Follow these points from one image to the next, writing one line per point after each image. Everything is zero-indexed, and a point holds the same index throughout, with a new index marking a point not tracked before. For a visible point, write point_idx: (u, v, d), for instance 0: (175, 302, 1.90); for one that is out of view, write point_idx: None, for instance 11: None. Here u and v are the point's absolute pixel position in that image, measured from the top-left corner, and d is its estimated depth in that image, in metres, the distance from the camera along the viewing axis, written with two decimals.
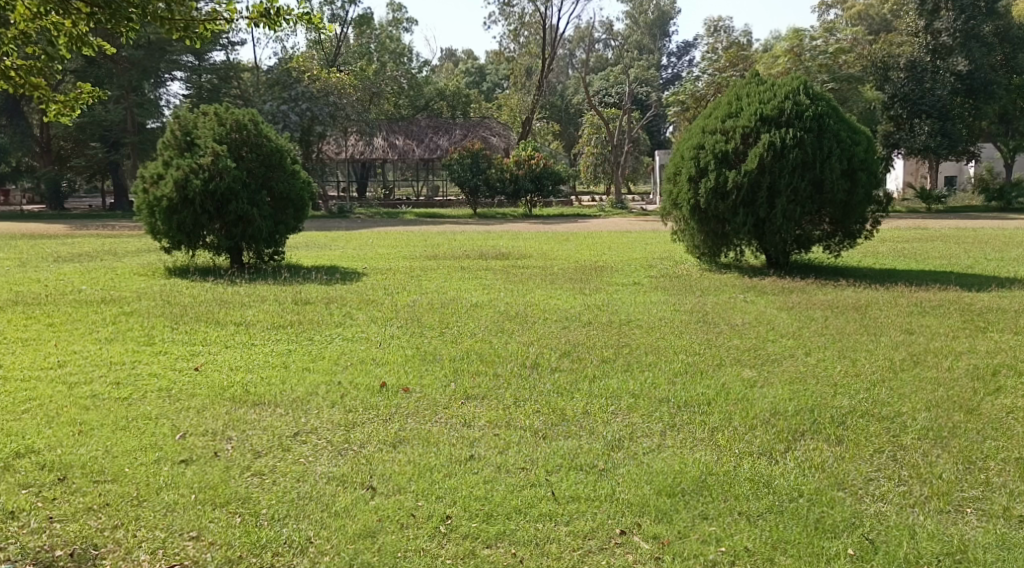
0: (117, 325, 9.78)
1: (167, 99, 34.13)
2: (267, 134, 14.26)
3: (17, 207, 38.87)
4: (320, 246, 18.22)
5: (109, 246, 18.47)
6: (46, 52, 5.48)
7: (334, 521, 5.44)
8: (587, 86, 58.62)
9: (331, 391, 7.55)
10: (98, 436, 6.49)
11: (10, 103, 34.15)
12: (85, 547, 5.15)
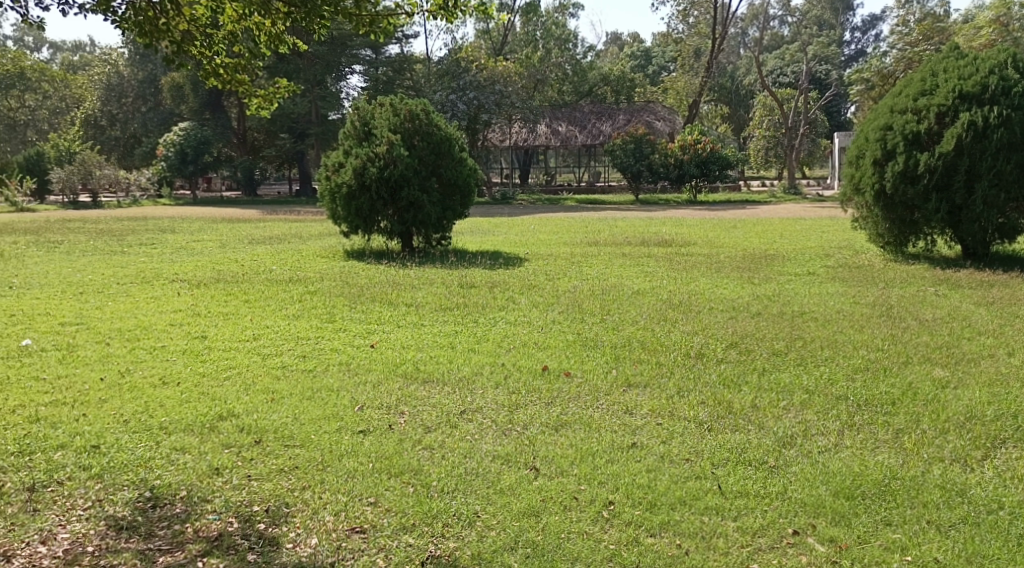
0: (302, 303, 10.39)
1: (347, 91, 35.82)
2: (438, 122, 14.64)
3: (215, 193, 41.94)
4: (484, 231, 18.64)
5: (294, 230, 19.61)
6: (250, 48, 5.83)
7: (500, 498, 5.59)
8: (761, 65, 56.92)
9: (495, 372, 7.75)
10: (288, 404, 6.94)
11: (214, 98, 37.83)
12: (278, 505, 5.51)
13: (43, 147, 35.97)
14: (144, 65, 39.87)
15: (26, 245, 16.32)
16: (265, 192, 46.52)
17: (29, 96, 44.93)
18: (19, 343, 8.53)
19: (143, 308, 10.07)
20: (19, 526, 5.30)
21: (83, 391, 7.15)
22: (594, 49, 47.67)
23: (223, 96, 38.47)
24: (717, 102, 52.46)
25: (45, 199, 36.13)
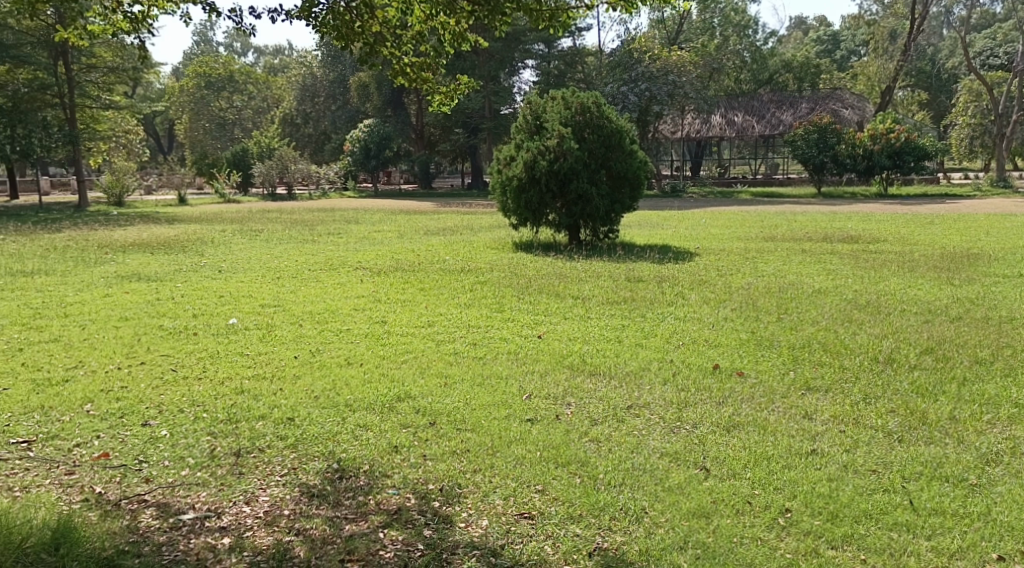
0: (473, 292, 10.57)
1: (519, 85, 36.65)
2: (609, 115, 14.51)
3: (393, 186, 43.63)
4: (653, 225, 18.41)
5: (467, 221, 20.08)
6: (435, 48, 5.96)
7: (667, 496, 5.47)
8: (967, 47, 53.21)
9: (663, 368, 7.61)
10: (461, 389, 7.07)
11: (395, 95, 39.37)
12: (451, 485, 5.61)
13: (247, 147, 38.85)
14: (336, 66, 42.30)
15: (231, 233, 17.52)
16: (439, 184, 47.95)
17: (235, 99, 48.23)
18: (226, 322, 9.11)
19: (331, 293, 10.53)
20: (228, 487, 5.56)
21: (280, 367, 7.57)
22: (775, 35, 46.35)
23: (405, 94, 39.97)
24: (914, 87, 49.54)
25: (247, 191, 38.89)
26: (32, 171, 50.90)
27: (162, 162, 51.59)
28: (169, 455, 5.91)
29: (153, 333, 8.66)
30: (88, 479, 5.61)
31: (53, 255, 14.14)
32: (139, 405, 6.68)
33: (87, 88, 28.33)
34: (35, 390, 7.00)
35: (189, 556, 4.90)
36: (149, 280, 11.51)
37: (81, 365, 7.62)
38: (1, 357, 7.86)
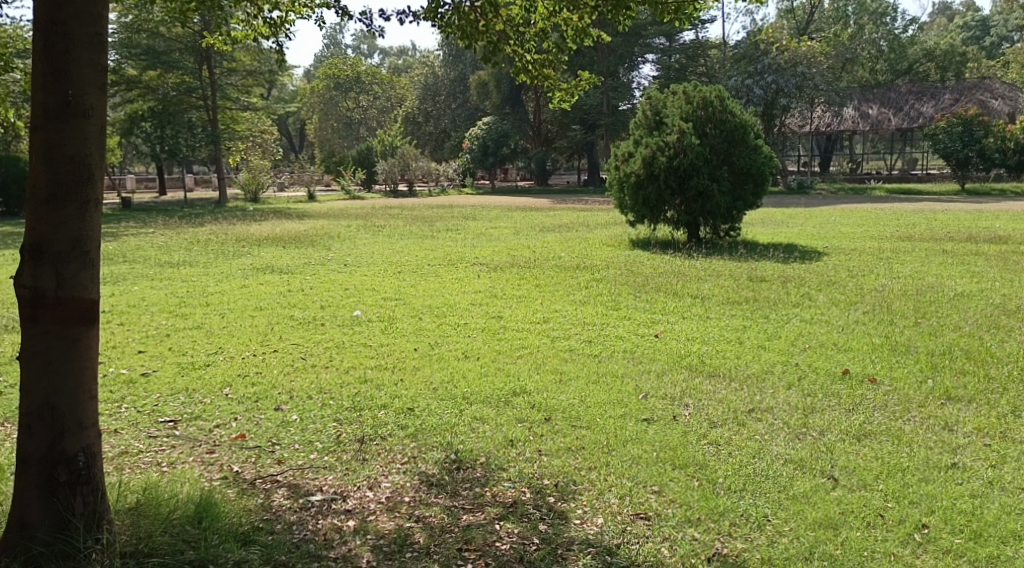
0: (588, 289, 10.46)
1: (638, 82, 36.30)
2: (732, 109, 14.10)
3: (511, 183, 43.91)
4: (779, 223, 17.86)
5: (584, 218, 19.99)
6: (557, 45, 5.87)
7: (792, 504, 5.18)
8: None
9: (788, 371, 7.31)
10: (576, 386, 6.97)
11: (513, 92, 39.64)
12: (566, 482, 5.43)
13: (370, 144, 39.85)
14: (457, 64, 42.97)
15: (357, 228, 17.93)
16: (557, 181, 48.02)
17: (362, 99, 49.53)
18: (351, 313, 9.29)
19: (450, 288, 10.61)
20: (353, 472, 5.51)
21: (400, 358, 7.65)
22: (916, 22, 44.48)
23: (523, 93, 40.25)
24: None
25: (370, 187, 39.89)
26: (176, 170, 53.75)
27: (293, 162, 53.53)
28: (299, 439, 5.97)
29: (285, 323, 8.91)
30: (226, 458, 5.69)
31: (195, 248, 14.81)
32: (272, 390, 6.86)
33: (227, 90, 29.64)
34: (179, 372, 7.29)
35: (316, 536, 4.77)
36: (282, 273, 11.88)
37: (220, 351, 7.90)
38: (149, 341, 8.24)
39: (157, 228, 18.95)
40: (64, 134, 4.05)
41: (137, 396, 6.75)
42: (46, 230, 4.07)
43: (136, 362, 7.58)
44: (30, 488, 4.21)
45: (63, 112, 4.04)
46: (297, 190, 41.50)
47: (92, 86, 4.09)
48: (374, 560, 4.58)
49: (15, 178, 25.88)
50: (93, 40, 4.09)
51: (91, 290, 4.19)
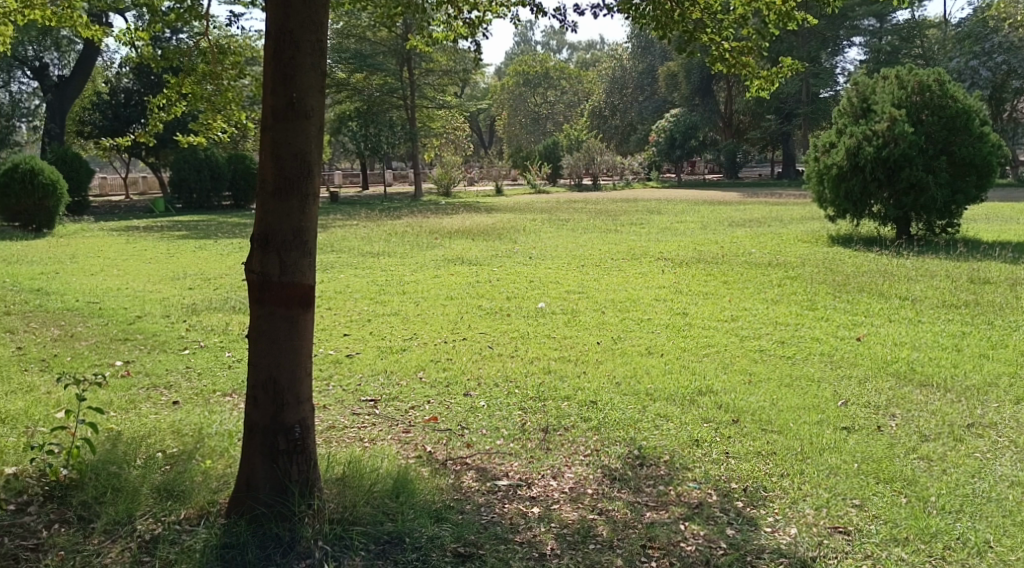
0: (783, 288, 10.18)
1: (842, 66, 35.70)
2: (954, 94, 13.29)
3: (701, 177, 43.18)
4: (1002, 219, 16.64)
5: (777, 213, 19.44)
6: (760, 30, 5.75)
7: (1020, 531, 4.79)
8: None
9: (1015, 385, 6.80)
10: (766, 388, 6.82)
11: (705, 83, 39.09)
12: (755, 487, 5.30)
13: (558, 138, 40.35)
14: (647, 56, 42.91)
15: (543, 222, 18.24)
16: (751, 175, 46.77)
17: (551, 94, 50.14)
18: (535, 305, 9.51)
19: (634, 282, 10.63)
20: (537, 460, 5.67)
21: (583, 351, 7.77)
22: None
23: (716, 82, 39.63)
24: None
25: (556, 182, 40.43)
26: (375, 165, 56.61)
27: (481, 157, 55.03)
28: (487, 424, 6.21)
29: (474, 312, 9.24)
30: (420, 438, 6.00)
31: (393, 239, 15.57)
32: (462, 376, 7.15)
33: (425, 90, 30.77)
34: (379, 355, 7.75)
35: (503, 520, 4.94)
36: (471, 264, 12.30)
37: (415, 337, 8.31)
38: (353, 325, 8.78)
39: (359, 221, 20.07)
40: (291, 134, 4.42)
41: (344, 375, 7.24)
42: (273, 221, 4.46)
43: (342, 344, 8.11)
44: (256, 454, 4.63)
45: (289, 114, 4.41)
46: (486, 185, 42.65)
47: (313, 89, 4.44)
48: (558, 548, 4.69)
49: (243, 174, 28.17)
50: (316, 47, 4.44)
51: (310, 276, 4.56)
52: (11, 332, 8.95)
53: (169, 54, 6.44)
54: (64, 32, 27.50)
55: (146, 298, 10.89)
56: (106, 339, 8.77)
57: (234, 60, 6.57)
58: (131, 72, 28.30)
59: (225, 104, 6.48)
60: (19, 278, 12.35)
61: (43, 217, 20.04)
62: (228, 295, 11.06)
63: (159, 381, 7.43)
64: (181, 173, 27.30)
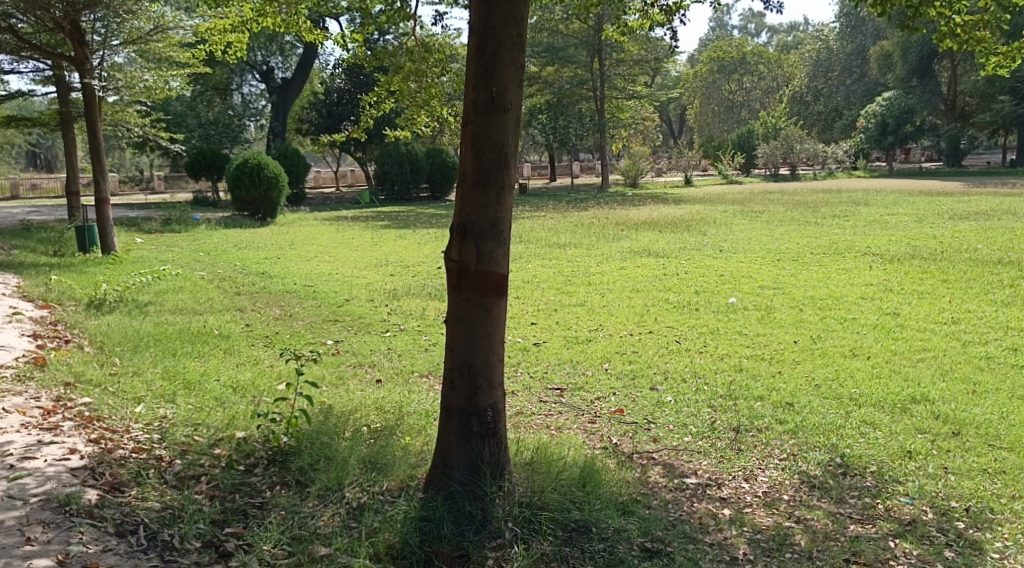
0: (1015, 289, 9.37)
1: None
2: None
3: (916, 166, 40.64)
4: None
5: (1007, 204, 17.98)
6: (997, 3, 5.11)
7: None
8: None
9: None
10: (993, 400, 6.32)
11: (926, 63, 36.73)
12: (980, 508, 4.93)
13: (756, 126, 39.16)
14: (859, 37, 40.87)
15: (735, 214, 17.79)
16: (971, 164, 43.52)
17: (746, 81, 48.64)
18: (726, 300, 9.29)
19: (836, 279, 10.15)
20: (728, 460, 5.54)
21: (779, 350, 7.52)
22: None
23: (936, 60, 37.23)
24: None
25: (752, 172, 39.34)
26: (565, 157, 57.06)
27: (672, 147, 54.30)
28: (674, 420, 6.13)
29: (661, 306, 9.14)
30: (607, 430, 6.01)
31: (580, 230, 15.66)
32: (649, 369, 7.10)
33: (614, 81, 30.67)
34: (565, 345, 7.82)
35: (691, 519, 4.88)
36: (659, 256, 12.17)
37: (601, 328, 8.32)
38: (540, 314, 8.91)
39: (548, 212, 20.33)
40: (490, 127, 4.54)
41: (531, 362, 7.38)
42: (471, 212, 4.60)
43: (530, 333, 8.25)
44: (451, 434, 4.81)
45: (488, 108, 4.52)
46: (676, 176, 42.10)
47: (512, 83, 4.53)
48: (752, 554, 4.59)
49: (440, 168, 29.17)
50: (516, 42, 4.52)
51: (504, 265, 4.67)
52: (237, 310, 9.73)
53: (380, 54, 6.81)
54: (287, 37, 29.58)
55: (353, 283, 11.52)
56: (319, 319, 9.36)
57: (437, 57, 6.82)
58: (344, 73, 29.78)
59: (428, 101, 6.79)
60: (245, 262, 13.38)
61: (267, 208, 21.67)
62: (425, 282, 11.50)
63: (364, 360, 7.85)
64: (385, 166, 28.70)
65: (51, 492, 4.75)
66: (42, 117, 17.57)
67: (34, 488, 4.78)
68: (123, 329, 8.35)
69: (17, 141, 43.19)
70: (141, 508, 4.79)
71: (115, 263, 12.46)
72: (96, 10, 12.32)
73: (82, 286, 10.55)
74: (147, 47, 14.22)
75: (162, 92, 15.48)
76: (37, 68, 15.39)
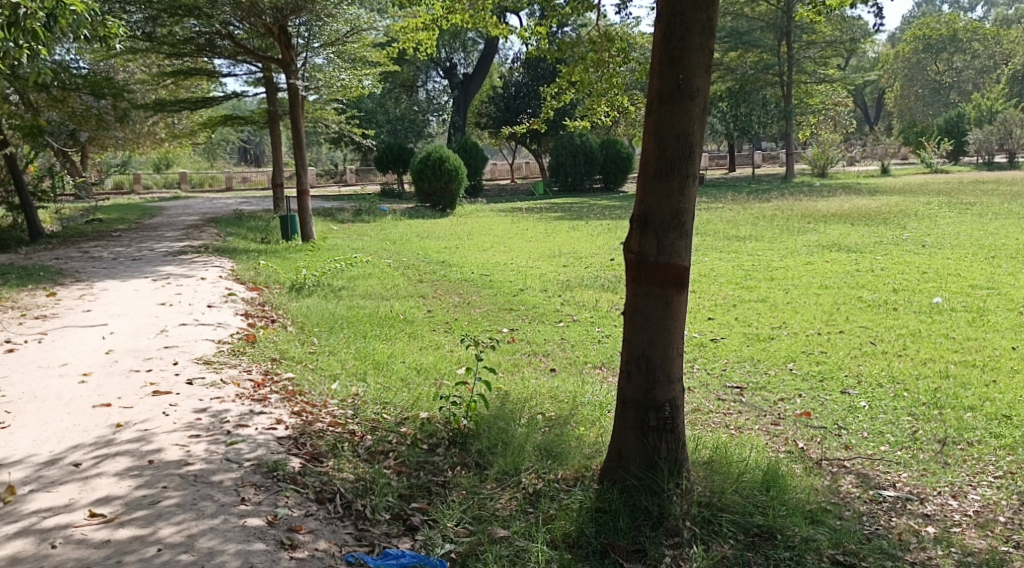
0: None
1: None
2: None
3: None
4: None
5: None
6: None
7: None
8: None
9: None
10: None
11: None
12: None
13: (965, 111, 36.49)
14: None
15: (940, 206, 16.63)
16: None
17: (955, 61, 45.26)
18: (930, 300, 8.73)
19: None
20: (931, 474, 5.21)
21: (994, 357, 6.98)
22: None
23: None
24: None
25: (959, 160, 36.72)
26: (747, 146, 55.46)
27: (869, 133, 51.46)
28: (869, 427, 5.83)
29: (853, 304, 8.71)
30: (791, 433, 5.80)
31: (762, 222, 15.16)
32: (839, 371, 6.79)
33: (805, 65, 29.37)
34: (745, 342, 7.60)
35: (889, 533, 4.65)
36: (851, 251, 11.60)
37: (785, 326, 8.03)
38: (719, 309, 8.72)
39: (728, 204, 19.79)
40: (676, 115, 4.47)
41: (708, 359, 7.22)
42: (653, 202, 4.54)
43: (707, 328, 8.09)
44: (628, 427, 4.78)
45: (675, 96, 4.45)
46: (871, 166, 39.92)
47: (701, 70, 4.43)
48: None
49: (614, 158, 28.95)
50: (706, 26, 4.41)
51: (686, 258, 4.58)
52: (420, 297, 10.06)
53: (563, 44, 6.87)
54: (470, 33, 30.29)
55: (529, 273, 11.67)
56: (496, 307, 9.55)
57: (620, 46, 6.78)
58: (523, 66, 30.25)
59: (609, 90, 6.81)
60: (427, 251, 13.82)
61: (447, 200, 22.27)
62: (599, 273, 11.47)
63: (538, 349, 7.93)
64: (559, 158, 28.80)
65: (261, 458, 5.12)
66: (251, 115, 18.82)
67: (247, 453, 5.17)
68: (319, 311, 8.83)
69: (228, 136, 46.55)
70: (338, 478, 5.06)
71: (313, 251, 13.20)
72: (302, 16, 12.93)
73: (284, 270, 11.27)
74: (344, 48, 14.89)
75: (356, 90, 16.20)
76: (249, 71, 16.50)
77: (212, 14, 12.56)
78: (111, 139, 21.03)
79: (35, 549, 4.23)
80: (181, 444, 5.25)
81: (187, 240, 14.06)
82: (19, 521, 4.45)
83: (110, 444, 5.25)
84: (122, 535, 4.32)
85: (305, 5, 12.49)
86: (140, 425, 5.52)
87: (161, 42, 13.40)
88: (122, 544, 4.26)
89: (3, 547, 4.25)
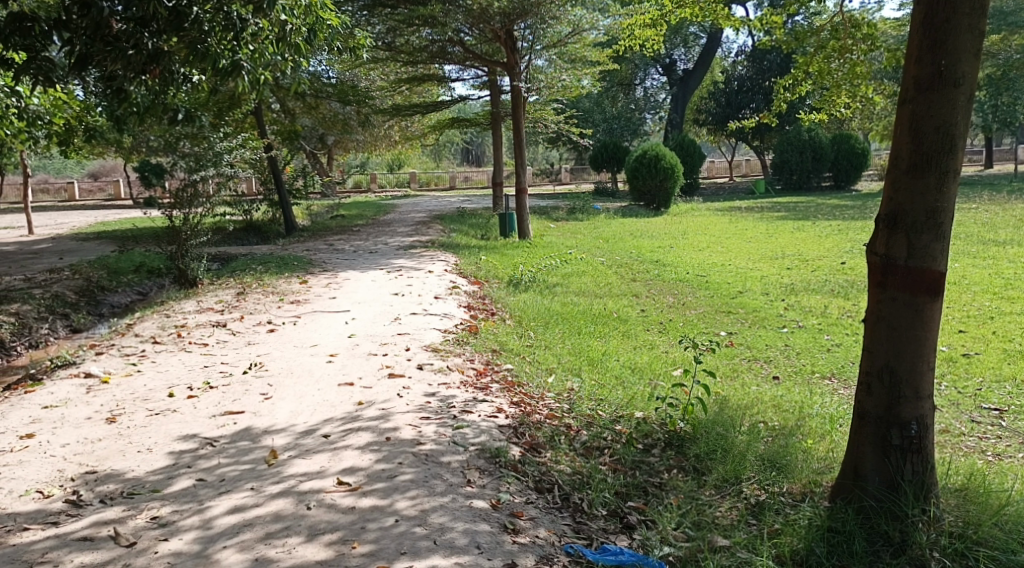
0: None
1: None
2: None
3: None
4: None
5: None
6: None
7: None
8: None
9: None
10: None
11: None
12: None
13: None
14: None
15: None
16: None
17: None
18: None
19: None
20: None
21: None
22: None
23: None
24: None
25: None
26: (1006, 139, 50.43)
27: None
28: None
29: None
30: None
31: None
32: None
33: None
34: (1005, 359, 6.91)
35: None
36: None
37: None
38: (971, 322, 8.01)
39: (982, 204, 18.08)
40: (936, 105, 4.11)
41: (958, 376, 6.62)
42: (906, 201, 4.20)
43: (958, 342, 7.43)
44: (867, 444, 4.46)
45: (936, 84, 4.09)
46: None
47: (968, 53, 4.06)
48: None
49: (847, 154, 27.19)
50: (975, 6, 4.03)
51: (942, 262, 4.20)
52: (634, 296, 9.95)
53: (801, 33, 6.46)
54: (692, 28, 29.56)
55: (748, 275, 11.26)
56: (713, 309, 9.29)
57: (866, 33, 6.27)
58: (746, 60, 29.34)
59: (852, 79, 6.40)
60: (640, 250, 13.66)
61: (661, 198, 22.00)
62: (827, 277, 10.88)
63: (760, 355, 7.62)
64: (784, 155, 27.91)
65: (485, 443, 5.23)
66: (476, 118, 19.33)
67: (472, 438, 5.29)
68: (536, 305, 8.95)
69: (456, 139, 48.19)
70: (555, 470, 5.08)
71: (531, 248, 13.39)
72: (528, 19, 13.09)
73: (504, 266, 11.52)
74: (567, 48, 14.92)
75: (576, 90, 16.30)
76: (477, 74, 17.03)
77: (445, 23, 12.92)
78: (352, 141, 22.38)
79: (294, 509, 4.50)
80: (414, 424, 5.45)
81: (417, 235, 14.71)
82: (281, 483, 4.75)
83: (355, 420, 5.54)
84: (365, 504, 4.53)
85: (531, 9, 12.57)
86: (381, 405, 5.79)
87: (399, 50, 14.17)
88: (365, 512, 4.46)
89: (268, 504, 4.54)
